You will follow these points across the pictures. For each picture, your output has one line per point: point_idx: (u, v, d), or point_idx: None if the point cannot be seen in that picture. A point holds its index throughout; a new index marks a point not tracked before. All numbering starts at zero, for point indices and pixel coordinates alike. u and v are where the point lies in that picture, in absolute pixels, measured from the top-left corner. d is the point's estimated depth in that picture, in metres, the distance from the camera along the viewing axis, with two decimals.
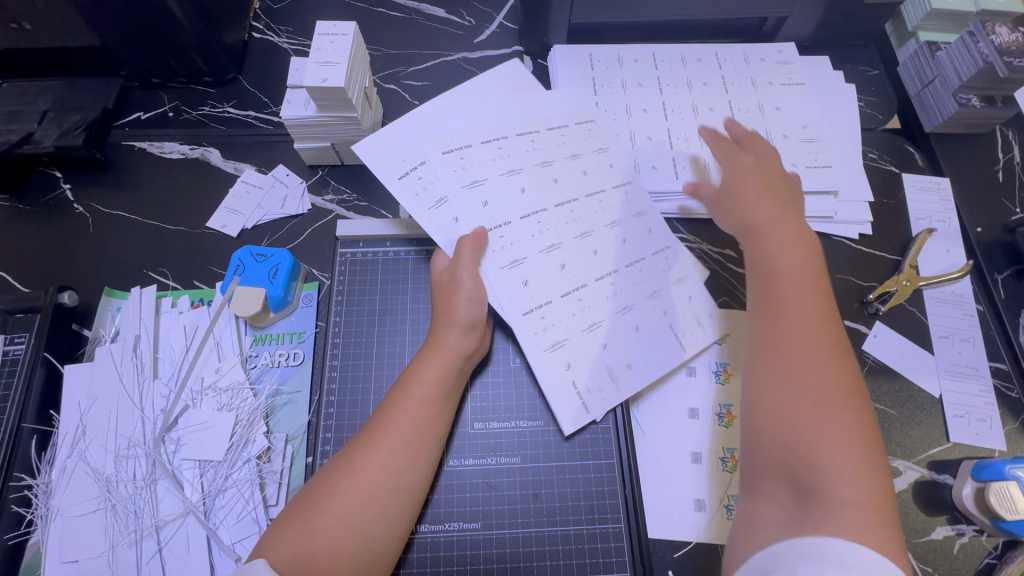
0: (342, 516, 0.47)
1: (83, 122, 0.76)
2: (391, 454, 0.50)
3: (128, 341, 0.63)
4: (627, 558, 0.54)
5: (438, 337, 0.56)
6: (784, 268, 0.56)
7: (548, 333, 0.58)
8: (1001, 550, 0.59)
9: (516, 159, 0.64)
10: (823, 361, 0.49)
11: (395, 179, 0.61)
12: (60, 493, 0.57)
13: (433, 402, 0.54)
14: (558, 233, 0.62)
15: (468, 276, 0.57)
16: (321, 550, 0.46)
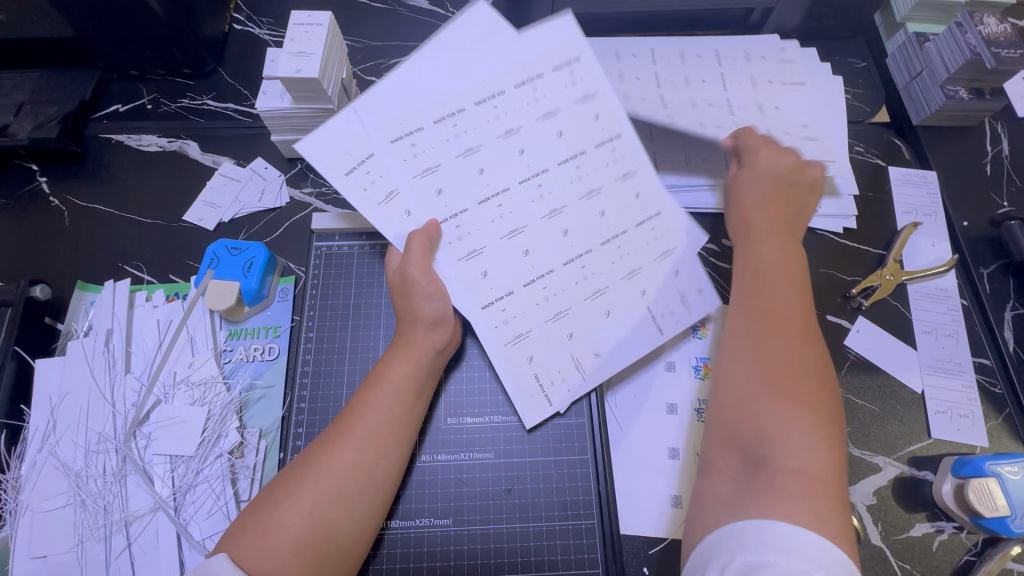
0: (306, 513, 0.46)
1: (60, 115, 0.75)
2: (359, 452, 0.50)
3: (100, 335, 0.62)
4: (600, 555, 0.53)
5: (406, 333, 0.55)
6: (768, 268, 0.58)
7: (511, 325, 0.56)
8: (981, 547, 0.58)
9: (475, 130, 0.54)
10: (793, 354, 0.51)
11: (340, 176, 0.51)
12: (30, 489, 0.56)
13: (401, 398, 0.53)
14: (524, 215, 0.56)
15: (421, 273, 0.54)
16: (286, 547, 0.45)
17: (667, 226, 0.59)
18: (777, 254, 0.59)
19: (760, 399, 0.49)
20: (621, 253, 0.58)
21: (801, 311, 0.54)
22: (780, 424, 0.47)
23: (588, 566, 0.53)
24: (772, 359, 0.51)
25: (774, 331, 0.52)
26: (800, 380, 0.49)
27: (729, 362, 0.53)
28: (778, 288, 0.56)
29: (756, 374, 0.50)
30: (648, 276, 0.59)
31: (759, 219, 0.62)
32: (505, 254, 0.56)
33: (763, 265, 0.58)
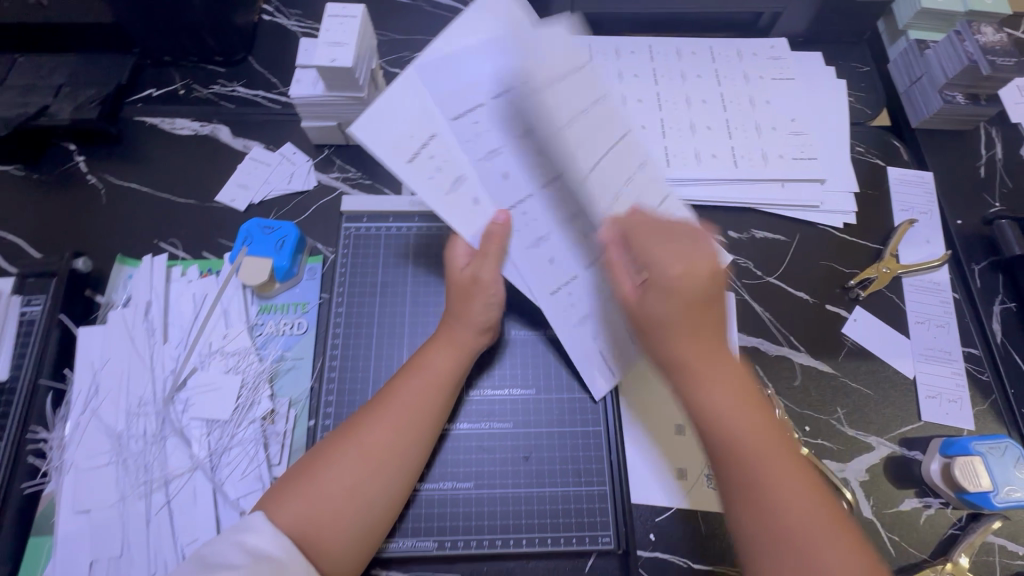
0: (348, 483, 0.50)
1: (98, 97, 0.78)
2: (399, 433, 0.53)
3: (140, 306, 0.66)
4: (611, 518, 0.57)
5: (453, 326, 0.59)
6: (736, 434, 0.49)
7: (576, 306, 0.59)
8: (965, 522, 0.62)
9: (535, 120, 0.53)
10: (799, 481, 0.47)
11: (405, 163, 0.51)
12: (74, 447, 0.59)
13: (439, 386, 0.56)
14: (588, 198, 0.56)
15: (488, 276, 0.58)
16: (325, 514, 0.49)
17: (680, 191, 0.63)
18: (725, 399, 0.50)
19: (781, 541, 0.45)
20: None
21: (771, 433, 0.50)
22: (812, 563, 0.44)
23: (600, 528, 0.56)
24: (779, 496, 0.47)
25: (771, 466, 0.48)
26: (813, 518, 0.46)
27: (737, 505, 0.48)
28: (759, 426, 0.50)
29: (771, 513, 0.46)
30: None
31: (651, 322, 0.53)
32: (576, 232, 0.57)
33: (740, 433, 0.49)
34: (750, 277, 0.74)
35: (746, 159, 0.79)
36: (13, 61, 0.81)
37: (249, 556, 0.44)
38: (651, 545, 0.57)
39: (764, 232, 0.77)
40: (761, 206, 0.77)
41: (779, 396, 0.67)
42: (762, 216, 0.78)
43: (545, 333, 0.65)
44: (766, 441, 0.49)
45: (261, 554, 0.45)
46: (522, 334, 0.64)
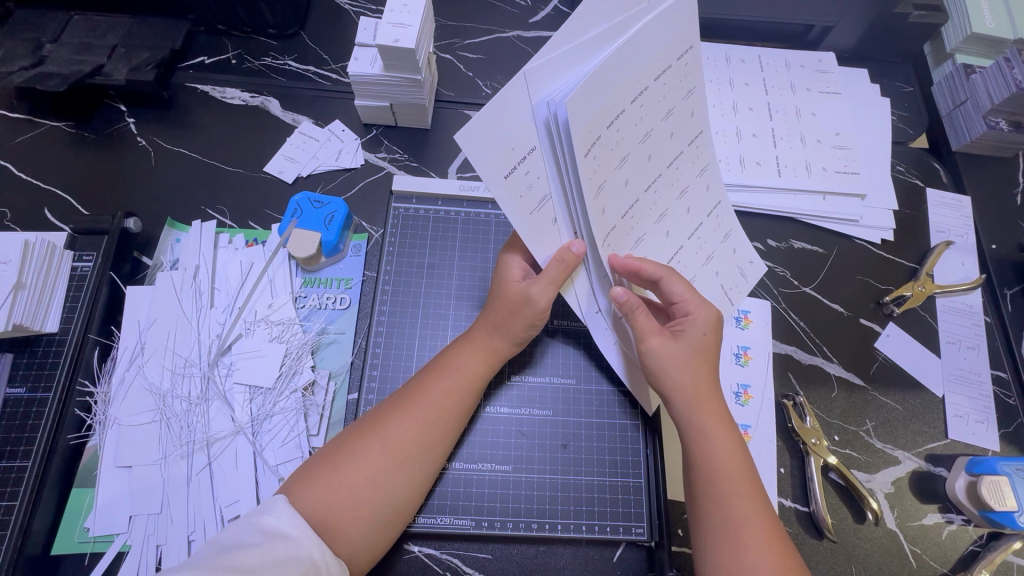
0: (373, 474, 0.50)
1: (153, 60, 0.79)
2: (425, 429, 0.53)
3: (189, 270, 0.67)
4: (645, 510, 0.58)
5: (491, 333, 0.58)
6: (721, 477, 0.52)
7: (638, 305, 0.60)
8: (986, 540, 0.63)
9: (646, 123, 0.49)
10: (762, 531, 0.50)
11: (500, 180, 0.45)
12: (118, 403, 0.60)
13: (468, 390, 0.56)
14: (666, 200, 0.56)
15: (543, 299, 0.55)
16: (342, 502, 0.49)
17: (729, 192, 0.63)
18: (725, 447, 0.54)
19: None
20: (720, 222, 0.62)
21: (750, 487, 0.52)
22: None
23: (634, 520, 0.57)
24: (749, 541, 0.49)
25: (740, 512, 0.50)
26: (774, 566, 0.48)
27: (710, 547, 0.50)
28: (738, 477, 0.52)
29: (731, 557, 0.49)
30: (738, 240, 0.64)
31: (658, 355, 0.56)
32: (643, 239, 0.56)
33: (724, 472, 0.52)
34: (788, 286, 0.75)
35: (789, 169, 0.80)
36: (68, 20, 0.81)
37: (262, 535, 0.44)
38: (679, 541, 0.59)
39: (803, 243, 0.78)
40: (801, 217, 0.78)
41: (810, 405, 0.68)
42: (802, 227, 0.79)
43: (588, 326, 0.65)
44: (737, 482, 0.52)
45: (276, 533, 0.45)
46: (565, 325, 0.65)
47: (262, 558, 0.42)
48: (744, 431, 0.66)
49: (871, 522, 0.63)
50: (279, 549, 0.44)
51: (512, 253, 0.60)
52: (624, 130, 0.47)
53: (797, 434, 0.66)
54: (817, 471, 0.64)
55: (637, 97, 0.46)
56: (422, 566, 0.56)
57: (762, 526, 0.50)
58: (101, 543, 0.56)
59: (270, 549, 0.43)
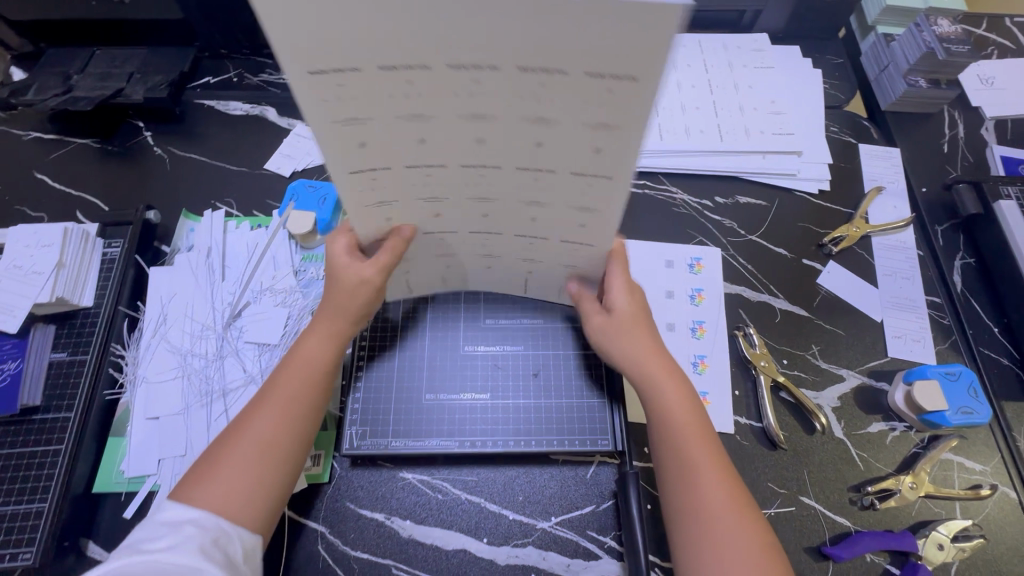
0: (245, 476, 0.53)
1: (165, 81, 0.90)
2: (280, 415, 0.57)
3: (203, 251, 0.77)
4: (610, 426, 0.65)
5: (330, 313, 0.61)
6: (681, 424, 0.58)
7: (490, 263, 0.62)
8: (927, 442, 0.69)
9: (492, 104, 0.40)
10: (711, 475, 0.55)
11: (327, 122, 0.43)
12: (145, 364, 0.69)
13: (319, 372, 0.60)
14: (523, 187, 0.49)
15: (373, 276, 0.59)
16: (233, 495, 0.52)
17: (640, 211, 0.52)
18: (676, 399, 0.59)
19: (694, 511, 0.54)
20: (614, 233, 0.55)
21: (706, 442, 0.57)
22: (716, 531, 0.52)
23: (599, 434, 0.65)
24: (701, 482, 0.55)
25: (696, 460, 0.56)
26: (723, 497, 0.54)
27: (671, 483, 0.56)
28: (689, 425, 0.58)
29: (693, 496, 0.54)
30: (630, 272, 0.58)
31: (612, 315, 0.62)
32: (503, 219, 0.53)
33: (679, 422, 0.58)
34: (736, 235, 0.83)
35: (730, 134, 0.89)
36: (91, 53, 0.93)
37: (167, 526, 0.50)
38: (645, 457, 0.67)
39: (748, 198, 0.86)
40: (744, 175, 0.87)
41: (759, 333, 0.76)
42: (746, 183, 0.87)
43: None
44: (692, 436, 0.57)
45: (179, 520, 0.50)
46: None
47: (169, 541, 0.48)
48: (701, 361, 0.73)
49: (820, 432, 0.69)
50: (187, 530, 0.49)
51: (339, 228, 0.62)
52: (454, 83, 0.39)
53: (749, 359, 0.73)
54: (766, 389, 0.71)
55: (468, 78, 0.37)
56: (419, 489, 0.65)
57: (713, 475, 0.55)
58: (136, 483, 0.64)
59: (179, 533, 0.49)
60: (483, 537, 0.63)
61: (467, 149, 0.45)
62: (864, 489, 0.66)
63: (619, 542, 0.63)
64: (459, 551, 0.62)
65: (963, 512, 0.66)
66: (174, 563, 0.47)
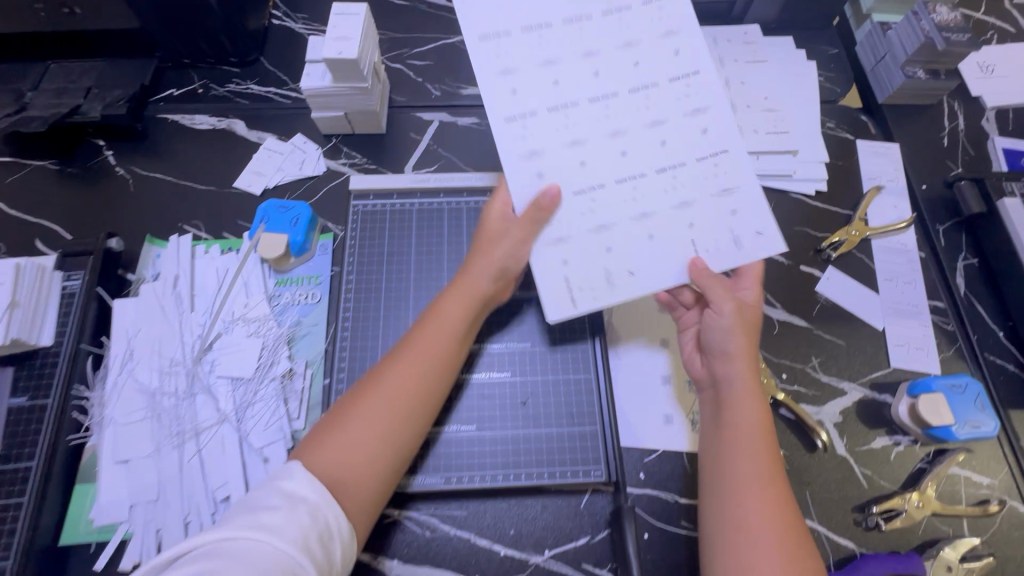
0: (375, 431, 0.56)
1: (124, 96, 0.85)
2: (420, 376, 0.59)
3: (169, 280, 0.72)
4: (602, 455, 0.62)
5: (468, 283, 0.63)
6: (745, 433, 0.57)
7: (587, 285, 0.61)
8: (932, 456, 0.67)
9: (625, 121, 0.63)
10: (769, 496, 0.53)
11: (501, 120, 0.62)
12: (112, 405, 0.66)
13: (453, 336, 0.62)
14: (652, 202, 0.63)
15: (517, 234, 0.61)
16: (353, 457, 0.54)
17: (745, 197, 0.63)
18: (749, 406, 0.58)
19: (740, 528, 0.52)
20: (737, 218, 0.63)
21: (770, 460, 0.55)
22: (757, 555, 0.50)
23: (592, 463, 0.62)
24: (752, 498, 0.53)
25: (749, 471, 0.54)
26: (772, 520, 0.52)
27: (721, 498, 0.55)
28: (754, 430, 0.57)
29: (735, 508, 0.53)
30: (741, 226, 0.63)
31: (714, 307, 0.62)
32: (668, 231, 0.63)
33: (745, 429, 0.57)
34: None
35: None
36: (45, 68, 0.88)
37: (283, 498, 0.49)
38: (640, 483, 0.65)
39: None
40: None
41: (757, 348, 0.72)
42: None
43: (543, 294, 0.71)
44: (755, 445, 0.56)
45: (297, 496, 0.50)
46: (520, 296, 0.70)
47: (282, 519, 0.47)
48: None
49: (821, 451, 0.66)
50: (300, 513, 0.49)
51: (497, 197, 0.66)
52: (598, 108, 0.63)
53: None
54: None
55: (620, 131, 0.63)
56: (405, 526, 0.62)
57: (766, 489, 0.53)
58: (106, 532, 0.61)
59: (293, 510, 0.48)
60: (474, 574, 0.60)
61: (615, 161, 0.63)
62: (868, 509, 0.63)
63: None
64: None
65: (970, 528, 0.63)
66: (279, 548, 0.45)
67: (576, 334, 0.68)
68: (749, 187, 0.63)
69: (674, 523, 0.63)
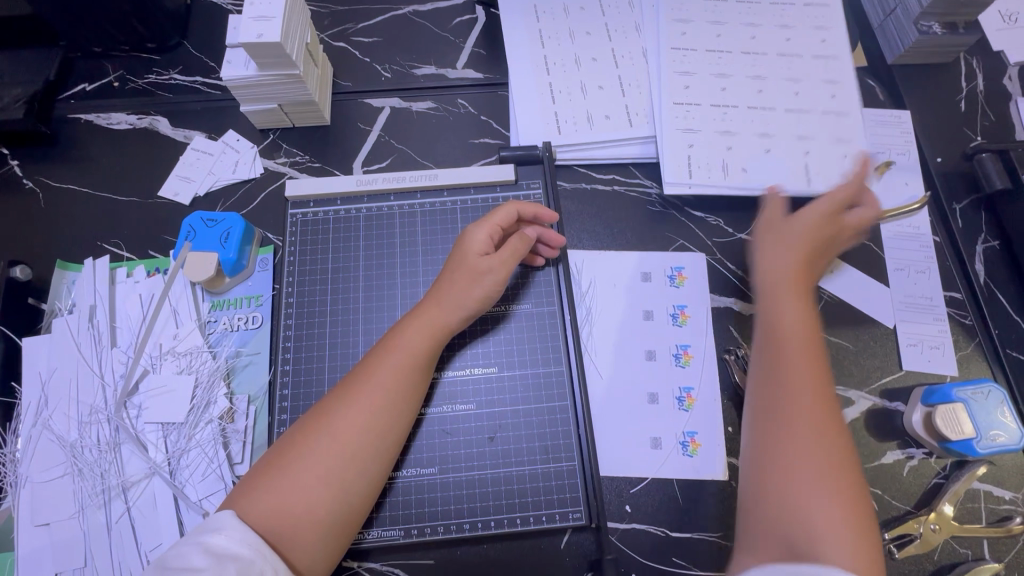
0: (323, 472, 0.48)
1: (24, 96, 0.74)
2: (373, 409, 0.51)
3: (84, 312, 0.63)
4: (581, 492, 0.55)
5: (435, 306, 0.55)
6: (784, 359, 0.52)
7: (711, 169, 0.71)
8: (949, 471, 0.60)
9: (765, 71, 0.76)
10: (813, 432, 0.48)
11: (668, 71, 0.75)
12: (28, 462, 0.58)
13: (414, 365, 0.53)
14: (733, 124, 0.73)
15: (497, 264, 0.57)
16: (293, 506, 0.46)
17: (848, 125, 0.74)
18: (798, 328, 0.54)
19: (779, 463, 0.48)
20: (827, 149, 0.72)
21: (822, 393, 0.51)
22: (806, 493, 0.46)
23: (570, 505, 0.55)
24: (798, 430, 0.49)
25: (793, 398, 0.50)
26: (817, 455, 0.47)
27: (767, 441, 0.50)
28: (800, 355, 0.52)
29: (781, 438, 0.49)
30: (819, 147, 0.72)
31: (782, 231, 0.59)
32: (785, 154, 0.72)
33: (784, 356, 0.52)
34: (722, 234, 0.70)
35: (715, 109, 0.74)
36: None
37: (210, 558, 0.41)
38: (626, 517, 0.58)
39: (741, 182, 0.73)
40: None
41: None
42: None
43: (513, 308, 0.62)
44: (796, 372, 0.51)
45: (226, 553, 0.42)
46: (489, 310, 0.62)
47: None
48: (687, 394, 0.62)
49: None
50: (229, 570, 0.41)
51: (481, 220, 0.59)
52: (747, 58, 0.76)
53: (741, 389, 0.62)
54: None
55: (762, 85, 0.75)
56: None
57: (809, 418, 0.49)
58: None
59: (221, 572, 0.41)
60: None
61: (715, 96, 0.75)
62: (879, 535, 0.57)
63: None
64: None
65: (991, 549, 0.57)
66: None
67: (549, 355, 0.60)
68: (819, 121, 0.74)
69: (664, 560, 0.57)
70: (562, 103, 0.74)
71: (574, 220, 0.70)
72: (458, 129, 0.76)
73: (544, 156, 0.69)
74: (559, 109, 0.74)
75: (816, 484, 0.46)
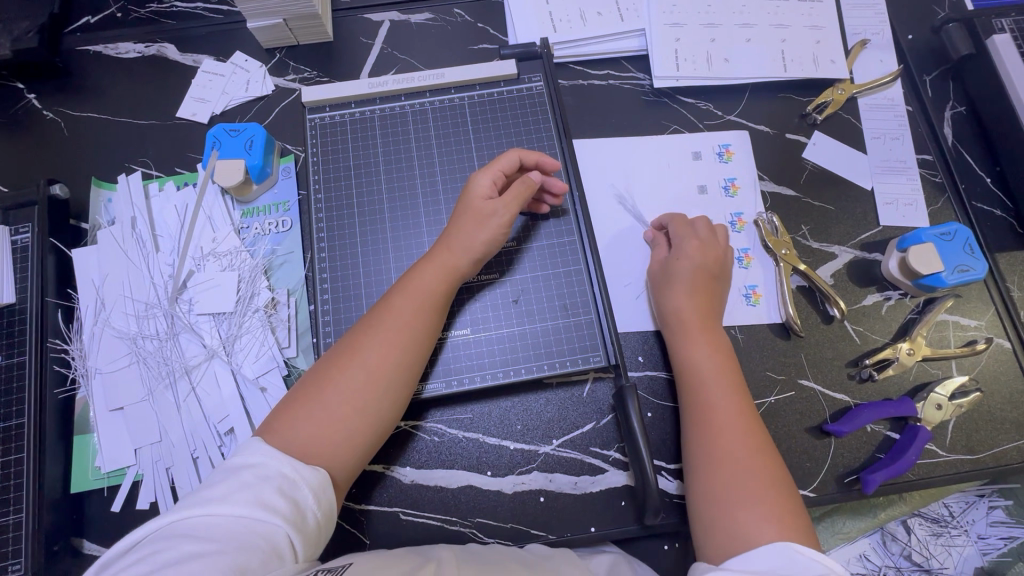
0: (352, 405, 0.50)
1: (34, 26, 0.76)
2: (398, 346, 0.53)
3: (126, 223, 0.68)
4: (600, 342, 0.62)
5: (449, 250, 0.57)
6: (706, 372, 0.58)
7: (697, 60, 0.76)
8: (922, 306, 0.68)
9: None
10: (746, 432, 0.54)
11: None
12: (94, 355, 0.64)
13: (433, 304, 0.56)
14: (716, 15, 0.77)
15: (502, 210, 0.58)
16: (325, 438, 0.48)
17: (819, 13, 0.78)
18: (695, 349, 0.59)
19: (721, 460, 0.52)
20: (801, 35, 0.77)
21: (760, 432, 0.54)
22: (741, 487, 0.50)
23: (590, 350, 0.62)
24: (736, 454, 0.52)
25: (724, 407, 0.55)
26: (751, 449, 0.53)
27: (706, 492, 0.52)
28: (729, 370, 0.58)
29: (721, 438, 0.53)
30: (793, 36, 0.77)
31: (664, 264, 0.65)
32: (765, 40, 0.76)
33: (708, 369, 0.58)
34: (712, 117, 0.75)
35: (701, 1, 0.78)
36: None
37: (226, 470, 0.44)
38: (640, 366, 0.66)
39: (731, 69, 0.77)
40: None
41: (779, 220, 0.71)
42: None
43: None
44: (721, 380, 0.57)
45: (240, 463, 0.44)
46: None
47: (229, 487, 0.42)
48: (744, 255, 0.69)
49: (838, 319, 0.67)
50: (245, 476, 0.43)
51: (484, 167, 0.61)
52: None
53: (771, 248, 0.68)
54: (784, 277, 0.67)
55: None
56: (412, 434, 0.62)
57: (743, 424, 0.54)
58: (116, 477, 0.61)
59: (237, 479, 0.43)
60: (487, 470, 0.62)
61: None
62: (862, 363, 0.65)
63: (623, 453, 0.62)
64: (465, 487, 0.61)
65: (959, 369, 0.65)
66: (230, 514, 0.41)
67: (563, 231, 0.66)
68: (794, 11, 0.78)
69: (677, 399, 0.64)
70: (556, 4, 0.78)
71: (574, 114, 0.75)
72: (457, 38, 0.80)
73: (543, 53, 0.73)
74: (554, 10, 0.77)
75: (751, 477, 0.51)
